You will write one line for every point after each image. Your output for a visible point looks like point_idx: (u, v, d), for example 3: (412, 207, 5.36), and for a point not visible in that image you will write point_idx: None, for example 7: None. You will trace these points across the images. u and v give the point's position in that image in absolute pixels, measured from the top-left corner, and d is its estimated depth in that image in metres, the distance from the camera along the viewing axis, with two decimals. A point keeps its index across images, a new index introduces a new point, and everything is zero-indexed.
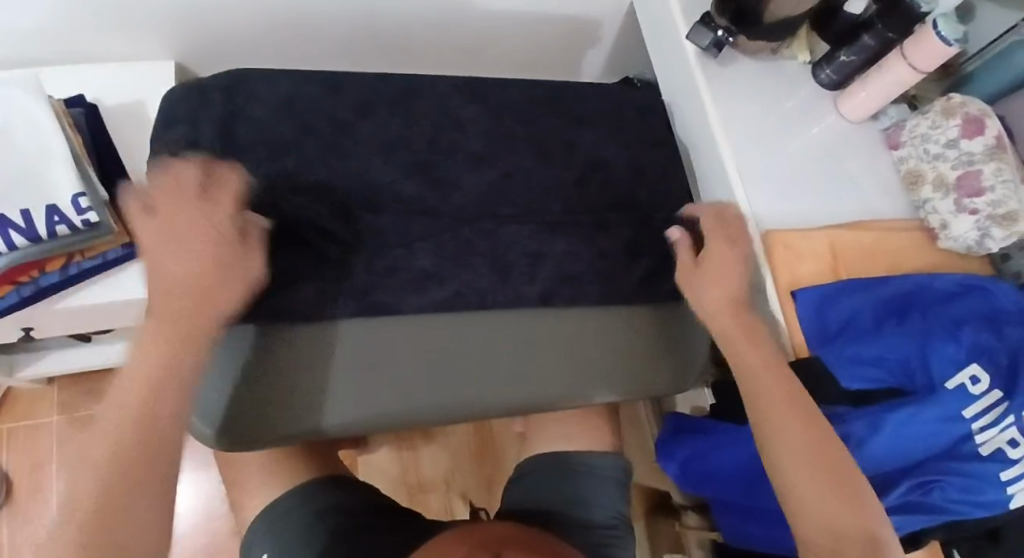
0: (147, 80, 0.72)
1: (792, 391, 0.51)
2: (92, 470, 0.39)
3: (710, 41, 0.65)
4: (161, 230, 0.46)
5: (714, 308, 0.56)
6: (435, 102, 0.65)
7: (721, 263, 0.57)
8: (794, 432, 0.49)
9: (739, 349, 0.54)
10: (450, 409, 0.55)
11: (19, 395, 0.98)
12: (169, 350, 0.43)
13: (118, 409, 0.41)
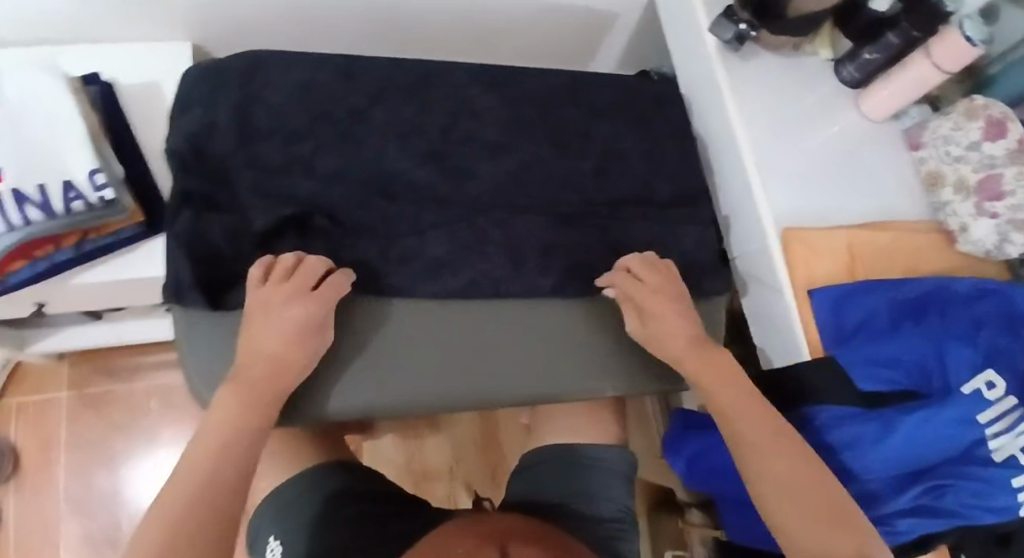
0: (163, 59, 0.72)
1: (767, 414, 0.52)
2: (171, 507, 0.43)
3: (732, 35, 0.64)
4: (261, 312, 0.49)
5: (666, 337, 0.56)
6: (452, 89, 0.65)
7: (661, 320, 0.56)
8: (774, 455, 0.49)
9: (707, 379, 0.54)
10: (455, 399, 0.55)
11: (29, 371, 0.98)
12: (248, 413, 0.47)
13: (197, 458, 0.45)
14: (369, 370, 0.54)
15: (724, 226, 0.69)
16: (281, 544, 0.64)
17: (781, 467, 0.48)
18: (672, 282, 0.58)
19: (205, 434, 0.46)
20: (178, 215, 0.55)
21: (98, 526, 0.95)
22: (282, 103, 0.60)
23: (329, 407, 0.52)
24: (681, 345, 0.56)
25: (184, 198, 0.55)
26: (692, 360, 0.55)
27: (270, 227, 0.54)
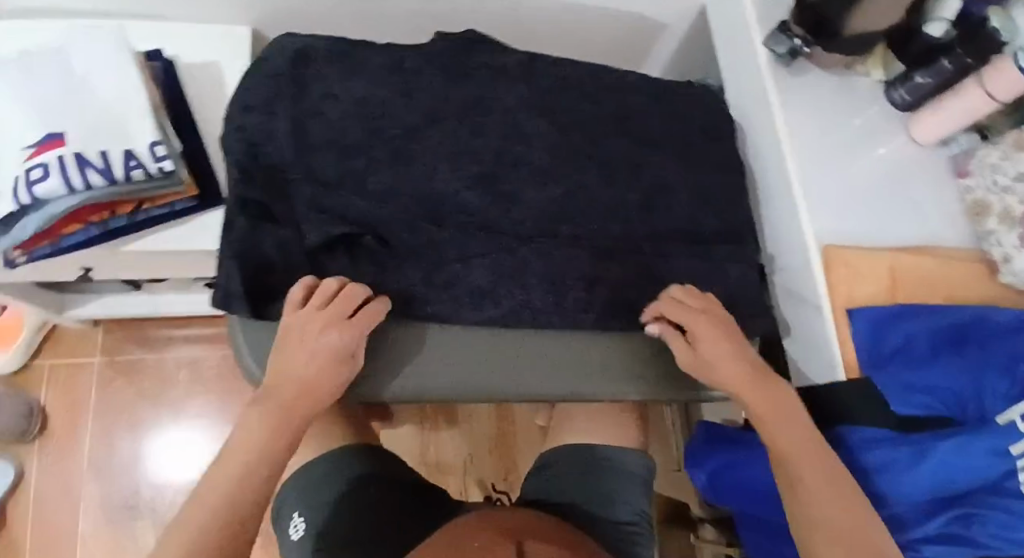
0: (224, 40, 0.74)
1: (822, 454, 0.50)
2: (203, 512, 0.45)
3: (785, 49, 0.65)
4: (308, 336, 0.50)
5: (721, 367, 0.54)
6: (505, 83, 0.65)
7: (719, 354, 0.55)
8: (825, 500, 0.48)
9: (762, 410, 0.52)
10: (500, 391, 0.58)
11: (65, 334, 1.01)
12: (281, 422, 0.49)
13: (231, 464, 0.47)
14: (421, 359, 0.57)
15: (767, 242, 0.69)
16: (306, 520, 0.65)
17: (829, 510, 0.47)
18: (722, 312, 0.57)
19: (238, 442, 0.48)
20: (234, 222, 0.55)
21: (119, 489, 0.97)
22: (341, 91, 0.61)
23: (386, 392, 0.56)
24: (735, 374, 0.54)
25: (241, 206, 0.55)
26: (746, 389, 0.54)
27: (322, 242, 0.55)
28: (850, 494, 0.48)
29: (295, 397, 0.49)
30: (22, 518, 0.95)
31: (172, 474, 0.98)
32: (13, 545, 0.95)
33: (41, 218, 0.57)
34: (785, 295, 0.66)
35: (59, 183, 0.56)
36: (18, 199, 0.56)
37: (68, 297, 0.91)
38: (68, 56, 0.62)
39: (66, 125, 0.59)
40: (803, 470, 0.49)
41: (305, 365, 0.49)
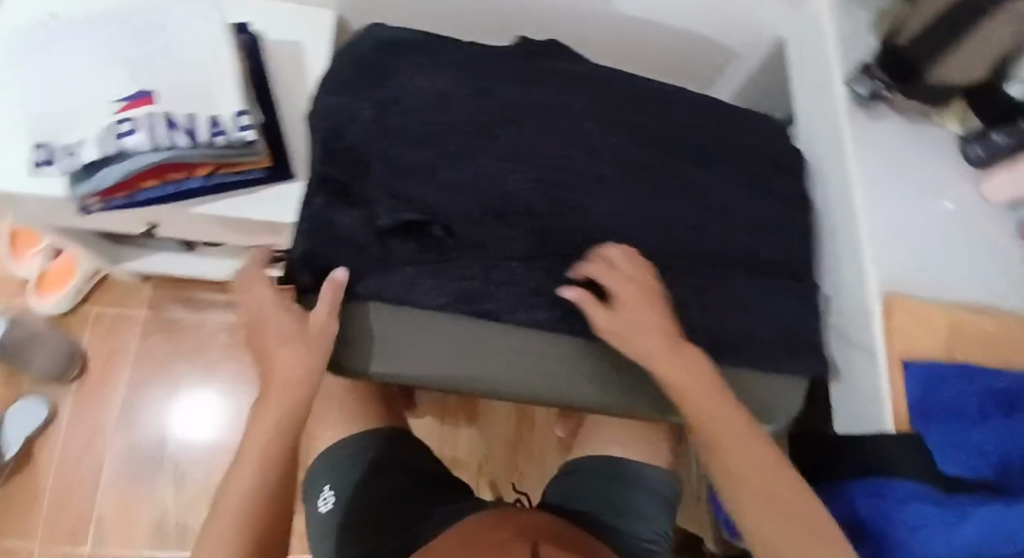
0: (309, 21, 0.76)
1: (766, 453, 0.51)
2: (224, 535, 0.48)
3: (867, 91, 0.64)
4: (285, 339, 0.51)
5: (656, 345, 0.52)
6: (583, 91, 0.65)
7: (637, 321, 0.53)
8: (777, 503, 0.50)
9: (705, 405, 0.52)
10: (488, 384, 0.56)
11: (115, 284, 1.04)
12: (281, 436, 0.50)
13: (240, 485, 0.49)
14: (414, 340, 0.55)
15: (827, 282, 0.69)
16: (335, 495, 0.67)
17: (782, 513, 0.49)
18: (648, 280, 0.55)
19: (242, 460, 0.50)
20: (312, 199, 0.56)
21: (147, 441, 1.00)
22: (422, 80, 0.62)
23: (371, 367, 0.55)
24: (677, 358, 0.53)
25: (321, 183, 0.57)
26: (688, 378, 0.52)
27: (393, 225, 0.56)
28: (796, 493, 0.50)
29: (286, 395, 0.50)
30: (50, 456, 0.98)
31: (199, 434, 1.01)
32: (39, 481, 0.97)
33: (125, 169, 0.59)
34: (839, 337, 0.66)
35: (146, 139, 0.58)
36: (106, 149, 0.58)
37: (125, 250, 0.94)
38: (164, 20, 0.64)
39: (157, 84, 0.61)
40: (746, 471, 0.51)
41: (285, 358, 0.50)
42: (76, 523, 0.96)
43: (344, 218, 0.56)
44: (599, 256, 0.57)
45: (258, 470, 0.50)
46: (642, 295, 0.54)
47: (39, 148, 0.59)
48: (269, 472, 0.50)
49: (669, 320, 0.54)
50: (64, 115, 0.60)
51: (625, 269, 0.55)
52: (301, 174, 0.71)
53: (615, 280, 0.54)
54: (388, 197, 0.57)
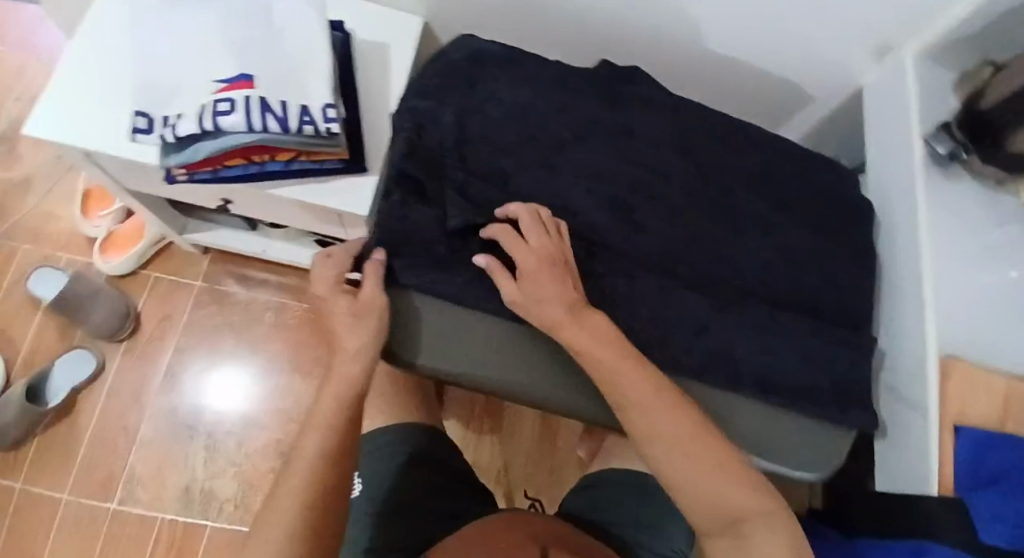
0: (398, 25, 0.79)
1: (703, 438, 0.52)
2: (295, 494, 0.49)
3: (946, 149, 0.64)
4: (348, 313, 0.54)
5: (561, 322, 0.53)
6: (659, 118, 0.66)
7: (541, 292, 0.53)
8: (710, 489, 0.51)
9: (636, 393, 0.52)
10: (532, 392, 0.58)
11: (176, 253, 1.09)
12: (346, 403, 0.52)
13: (307, 447, 0.51)
14: (468, 339, 0.57)
15: (887, 339, 0.68)
16: (363, 481, 0.67)
17: (716, 498, 0.51)
18: (549, 245, 0.55)
19: (310, 425, 0.52)
20: (390, 194, 0.58)
21: (184, 406, 1.03)
22: (505, 93, 0.64)
23: (422, 360, 0.56)
24: (589, 336, 0.53)
25: (397, 178, 0.58)
26: (613, 361, 0.53)
27: (462, 227, 0.57)
28: (737, 479, 0.52)
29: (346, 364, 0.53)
30: (92, 409, 1.01)
31: (235, 406, 1.03)
32: (78, 432, 1.00)
33: (218, 145, 0.62)
34: (889, 394, 0.66)
35: (241, 120, 0.61)
36: (203, 125, 0.61)
37: (192, 223, 0.99)
38: (271, 11, 0.68)
39: (258, 70, 0.64)
40: (680, 459, 0.52)
41: (348, 330, 0.53)
42: (108, 478, 0.98)
43: (420, 216, 0.57)
44: (508, 217, 0.57)
45: (324, 433, 0.51)
46: (547, 268, 0.54)
47: (141, 115, 0.63)
48: (333, 435, 0.51)
49: (572, 289, 0.54)
50: (168, 88, 0.63)
51: (537, 240, 0.55)
52: (374, 169, 0.73)
53: (524, 250, 0.54)
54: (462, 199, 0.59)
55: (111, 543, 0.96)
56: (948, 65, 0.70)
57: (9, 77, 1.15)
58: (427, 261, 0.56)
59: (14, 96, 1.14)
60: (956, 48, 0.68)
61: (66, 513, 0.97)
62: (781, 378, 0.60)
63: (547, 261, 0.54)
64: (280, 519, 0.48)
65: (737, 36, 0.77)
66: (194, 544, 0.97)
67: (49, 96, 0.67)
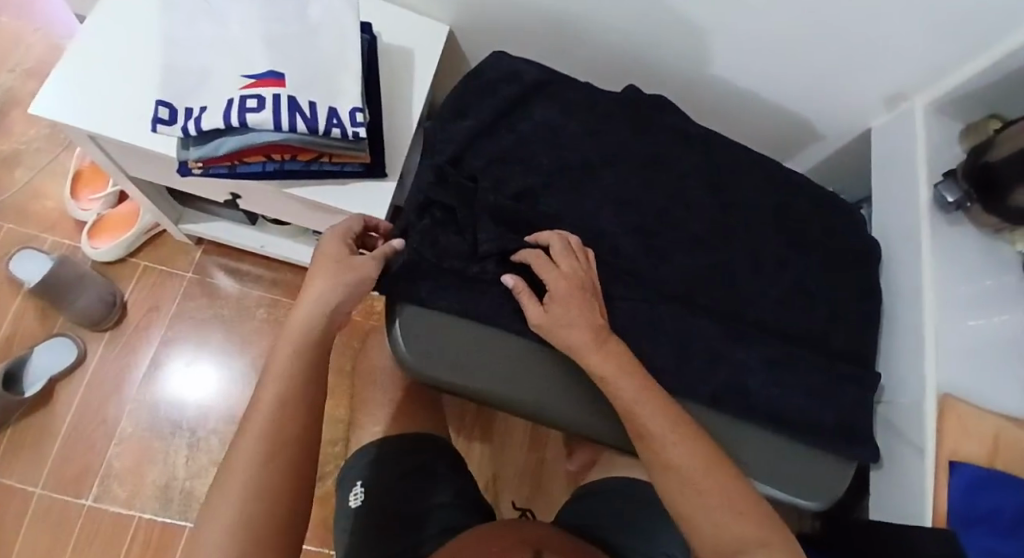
0: (424, 35, 0.80)
1: (708, 463, 0.51)
2: (252, 446, 0.47)
3: (954, 198, 0.67)
4: (333, 261, 0.55)
5: (582, 347, 0.54)
6: (675, 151, 0.70)
7: (566, 313, 0.55)
8: (715, 515, 0.49)
9: (647, 419, 0.53)
10: (552, 411, 0.59)
11: (168, 243, 1.06)
12: (304, 356, 0.51)
13: (264, 401, 0.49)
14: (489, 356, 0.58)
15: (887, 376, 0.70)
16: (365, 490, 0.66)
17: (724, 526, 0.48)
18: (577, 269, 0.57)
19: (265, 380, 0.50)
20: (423, 217, 0.61)
21: (169, 400, 1.00)
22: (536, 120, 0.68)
23: (440, 376, 0.57)
24: (610, 363, 0.54)
25: (430, 204, 0.61)
26: (631, 389, 0.54)
27: (492, 249, 0.60)
28: (742, 507, 0.49)
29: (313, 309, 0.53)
30: (69, 400, 0.97)
31: (222, 402, 1.00)
32: (53, 422, 0.96)
33: (244, 141, 0.61)
34: (884, 427, 0.69)
35: (270, 118, 0.60)
36: (229, 121, 0.60)
37: (189, 212, 0.97)
38: (305, 7, 0.66)
39: (288, 67, 0.63)
40: (685, 485, 0.50)
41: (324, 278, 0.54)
42: (82, 472, 0.95)
43: (450, 242, 0.61)
44: (545, 243, 0.59)
45: (287, 384, 0.50)
46: (579, 294, 0.56)
47: (162, 105, 0.61)
48: (296, 388, 0.50)
49: (597, 314, 0.56)
50: (191, 80, 0.62)
51: (570, 265, 0.58)
52: (394, 175, 0.72)
53: (554, 274, 0.56)
54: (497, 219, 0.62)
55: (82, 541, 0.92)
56: (954, 115, 0.73)
57: (3, 48, 1.11)
58: (454, 286, 0.59)
59: (7, 68, 1.10)
60: (962, 102, 0.71)
61: (35, 507, 0.92)
62: (785, 407, 0.62)
63: (579, 288, 0.56)
64: (239, 468, 0.46)
65: (753, 70, 0.80)
66: (170, 544, 0.93)
67: (58, 80, 0.67)
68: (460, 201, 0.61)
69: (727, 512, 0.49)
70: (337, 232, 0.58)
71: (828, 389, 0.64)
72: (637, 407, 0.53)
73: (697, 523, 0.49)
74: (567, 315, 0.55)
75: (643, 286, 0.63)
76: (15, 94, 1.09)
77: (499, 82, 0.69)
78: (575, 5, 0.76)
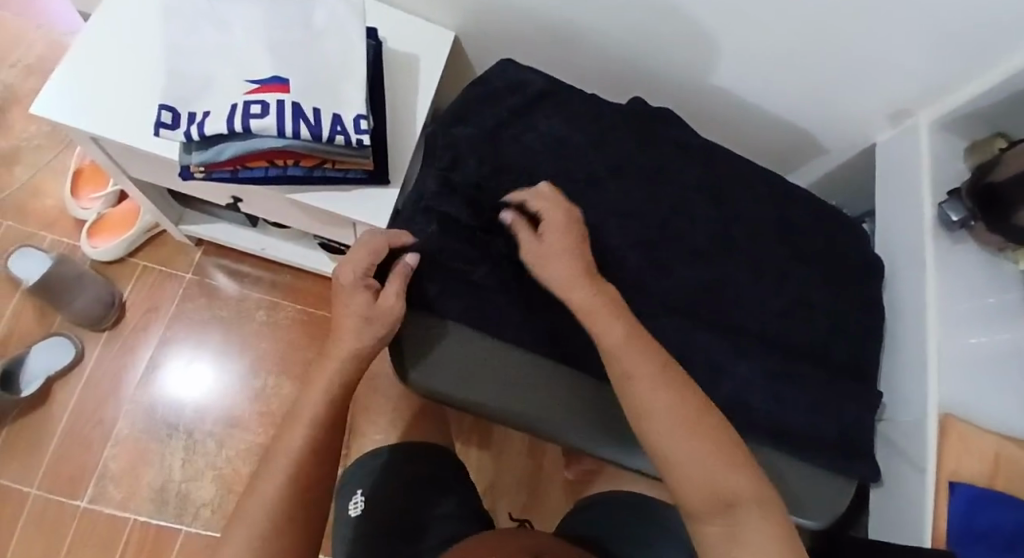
0: (428, 41, 0.80)
1: (687, 414, 0.49)
2: (277, 485, 0.48)
3: (960, 217, 0.66)
4: (357, 311, 0.52)
5: (564, 290, 0.54)
6: (678, 162, 0.70)
7: (551, 249, 0.55)
8: (695, 466, 0.47)
9: (624, 364, 0.52)
10: (562, 429, 0.59)
11: (168, 243, 1.06)
12: (336, 400, 0.52)
13: (292, 440, 0.50)
14: (497, 371, 0.58)
15: (888, 393, 0.70)
16: (366, 499, 0.66)
17: (704, 477, 0.47)
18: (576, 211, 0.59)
19: (294, 420, 0.51)
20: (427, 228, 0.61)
21: (165, 402, 0.99)
22: (541, 129, 0.68)
23: (447, 388, 0.57)
24: (595, 300, 0.54)
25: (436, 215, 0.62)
26: (610, 328, 0.53)
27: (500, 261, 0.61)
28: (722, 461, 0.48)
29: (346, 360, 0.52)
30: (66, 399, 0.97)
31: (220, 404, 1.00)
32: (48, 422, 0.96)
33: (246, 146, 0.61)
34: (886, 445, 0.69)
35: (274, 125, 0.59)
36: (232, 126, 0.59)
37: (190, 213, 0.96)
38: (310, 12, 0.66)
39: (292, 73, 0.62)
40: (663, 429, 0.49)
41: (349, 328, 0.53)
42: (77, 473, 0.94)
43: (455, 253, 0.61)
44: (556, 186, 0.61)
45: (314, 426, 0.51)
46: (576, 231, 0.57)
47: (166, 109, 0.60)
48: (322, 430, 0.51)
49: (587, 255, 0.56)
50: (194, 83, 0.61)
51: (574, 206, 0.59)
52: (397, 182, 0.72)
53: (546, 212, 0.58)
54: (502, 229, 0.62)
55: (77, 542, 0.91)
56: (958, 131, 0.73)
57: (3, 44, 1.11)
58: (460, 297, 0.59)
59: (7, 64, 1.10)
60: (965, 119, 0.71)
61: (31, 507, 0.92)
62: (786, 424, 0.62)
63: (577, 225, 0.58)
64: (260, 504, 0.47)
65: (757, 82, 0.79)
66: (165, 547, 0.93)
67: (60, 81, 0.66)
68: (463, 214, 0.62)
69: (702, 452, 0.48)
70: (349, 267, 0.54)
71: (829, 406, 0.64)
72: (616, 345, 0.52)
73: (677, 468, 0.48)
74: (560, 243, 0.56)
75: (646, 298, 0.62)
76: (15, 91, 1.09)
77: (503, 90, 0.69)
78: (580, 14, 0.76)
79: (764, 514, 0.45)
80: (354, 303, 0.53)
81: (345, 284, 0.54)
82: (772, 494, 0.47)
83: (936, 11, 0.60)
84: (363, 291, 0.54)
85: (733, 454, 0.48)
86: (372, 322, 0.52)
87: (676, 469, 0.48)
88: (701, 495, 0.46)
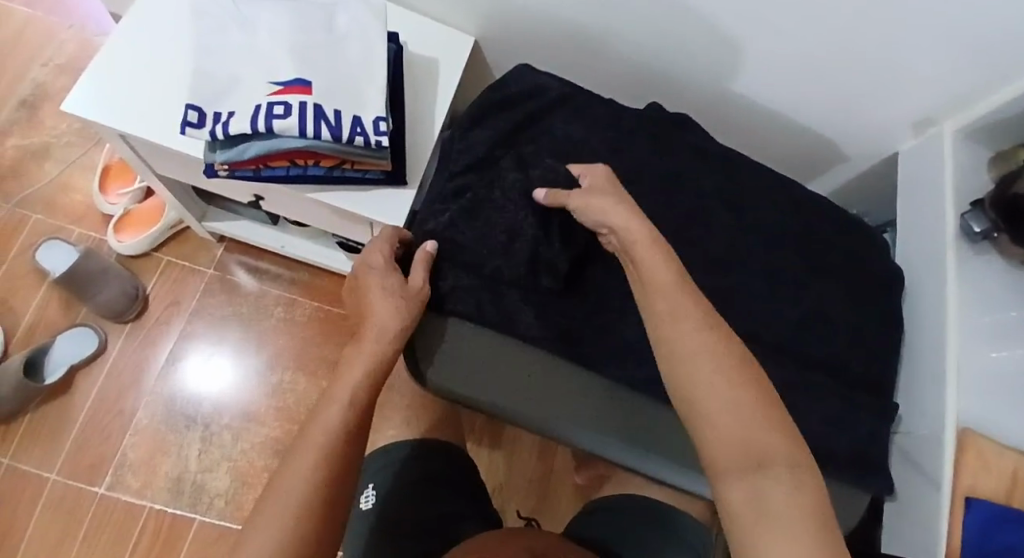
0: (449, 45, 0.81)
1: (725, 360, 0.46)
2: (311, 465, 0.45)
3: (981, 229, 0.65)
4: (391, 289, 0.56)
5: (619, 219, 0.55)
6: (695, 168, 0.70)
7: (601, 190, 0.58)
8: (728, 417, 0.44)
9: (668, 302, 0.50)
10: (577, 435, 0.60)
11: (192, 238, 1.08)
12: (371, 383, 0.51)
13: (327, 420, 0.48)
14: (513, 375, 0.60)
15: (905, 405, 0.69)
16: (377, 494, 0.66)
17: (737, 432, 0.43)
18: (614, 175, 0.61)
19: (328, 400, 0.49)
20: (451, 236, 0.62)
21: (185, 393, 1.01)
22: (560, 133, 0.69)
23: (464, 391, 0.59)
24: (637, 232, 0.54)
25: (456, 219, 0.63)
26: (656, 267, 0.51)
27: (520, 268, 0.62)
28: (758, 418, 0.44)
29: (383, 339, 0.53)
30: (88, 388, 0.99)
31: (239, 395, 1.02)
32: (70, 411, 0.98)
33: (268, 146, 0.62)
34: (902, 457, 0.68)
35: (296, 125, 0.61)
36: (256, 126, 0.61)
37: (213, 210, 0.98)
38: (333, 15, 0.68)
39: (315, 75, 0.63)
40: (699, 371, 0.46)
41: (387, 307, 0.54)
42: (97, 462, 0.96)
43: (473, 258, 0.62)
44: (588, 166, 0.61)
45: (349, 408, 0.49)
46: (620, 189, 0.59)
47: (192, 109, 0.62)
48: (354, 414, 0.49)
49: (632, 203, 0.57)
50: (219, 84, 0.63)
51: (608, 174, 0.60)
52: (416, 183, 0.73)
53: (582, 177, 0.60)
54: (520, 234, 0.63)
55: (95, 529, 0.93)
56: (982, 142, 0.72)
57: (37, 42, 1.14)
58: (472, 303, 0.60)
59: (39, 62, 1.13)
60: (990, 130, 0.70)
61: (50, 493, 0.94)
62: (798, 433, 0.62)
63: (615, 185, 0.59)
64: (294, 479, 0.44)
65: (775, 89, 0.79)
66: (181, 536, 0.94)
67: (91, 80, 0.68)
68: (479, 218, 0.63)
69: (731, 400, 0.44)
70: (376, 253, 0.58)
71: (842, 417, 0.64)
72: (657, 281, 0.51)
73: (709, 417, 0.45)
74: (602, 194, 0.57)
75: None
76: (47, 88, 1.12)
77: (520, 92, 0.70)
78: (599, 18, 0.76)
79: (798, 481, 0.41)
80: (386, 285, 0.56)
81: (374, 272, 0.57)
82: (812, 462, 0.43)
83: (961, 16, 0.59)
84: (392, 273, 0.57)
85: (767, 407, 0.44)
86: (405, 300, 0.55)
87: (706, 417, 0.45)
88: (732, 449, 0.43)
